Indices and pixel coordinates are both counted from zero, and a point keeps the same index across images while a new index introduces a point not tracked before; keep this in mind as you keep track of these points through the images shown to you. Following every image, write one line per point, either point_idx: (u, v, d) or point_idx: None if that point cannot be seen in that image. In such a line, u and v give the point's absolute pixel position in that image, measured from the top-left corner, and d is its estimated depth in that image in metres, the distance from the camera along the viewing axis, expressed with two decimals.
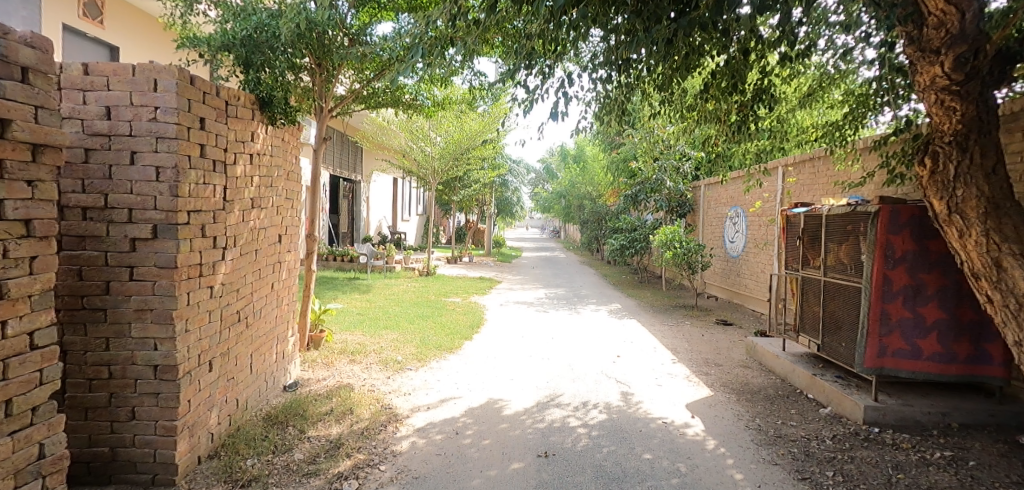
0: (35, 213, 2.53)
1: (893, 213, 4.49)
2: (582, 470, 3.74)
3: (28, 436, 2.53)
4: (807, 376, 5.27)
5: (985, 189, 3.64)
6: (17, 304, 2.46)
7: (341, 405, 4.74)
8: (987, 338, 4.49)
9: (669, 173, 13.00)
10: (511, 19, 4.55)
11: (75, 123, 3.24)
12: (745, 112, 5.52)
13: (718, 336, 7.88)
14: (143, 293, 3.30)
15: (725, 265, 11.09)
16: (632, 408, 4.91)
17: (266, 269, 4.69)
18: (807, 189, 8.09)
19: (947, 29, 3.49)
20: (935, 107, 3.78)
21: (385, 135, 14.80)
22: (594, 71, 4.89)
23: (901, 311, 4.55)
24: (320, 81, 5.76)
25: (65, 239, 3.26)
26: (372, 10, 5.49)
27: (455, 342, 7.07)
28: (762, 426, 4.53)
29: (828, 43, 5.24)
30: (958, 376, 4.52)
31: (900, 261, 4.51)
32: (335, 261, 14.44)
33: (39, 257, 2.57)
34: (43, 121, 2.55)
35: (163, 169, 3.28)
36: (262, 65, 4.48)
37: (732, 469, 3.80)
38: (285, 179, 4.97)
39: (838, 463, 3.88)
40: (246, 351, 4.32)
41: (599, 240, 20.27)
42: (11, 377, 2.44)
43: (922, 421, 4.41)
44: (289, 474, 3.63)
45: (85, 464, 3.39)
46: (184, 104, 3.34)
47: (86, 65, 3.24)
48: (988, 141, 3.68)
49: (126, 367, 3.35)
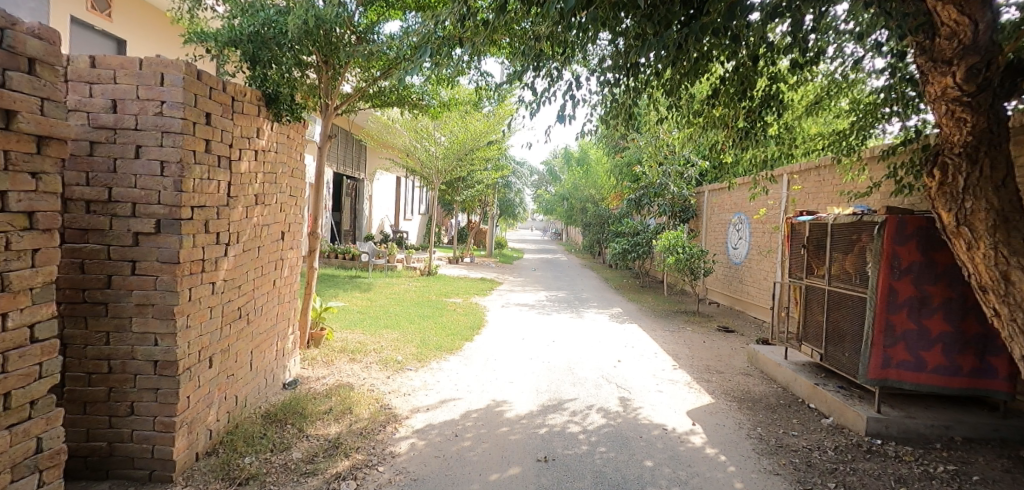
0: (39, 205, 2.52)
1: (900, 224, 4.45)
2: (581, 476, 3.72)
3: (26, 430, 2.51)
4: (808, 386, 5.25)
5: (995, 202, 3.61)
6: (18, 296, 2.45)
7: (339, 404, 4.72)
8: (992, 352, 4.45)
9: (673, 179, 12.98)
10: (520, 19, 4.53)
11: (81, 116, 3.23)
12: (753, 118, 5.48)
13: (719, 343, 7.85)
14: (145, 288, 3.29)
15: (728, 272, 11.08)
16: (632, 414, 4.88)
17: (268, 266, 4.67)
18: (812, 198, 8.07)
19: (959, 40, 3.46)
20: (946, 117, 3.76)
21: (390, 134, 14.84)
22: (601, 75, 4.87)
23: (906, 323, 4.51)
24: (327, 79, 5.74)
25: (68, 232, 3.26)
26: (379, 9, 5.49)
27: (456, 343, 7.06)
28: (763, 435, 4.51)
29: (836, 52, 5.22)
30: (962, 390, 4.49)
31: (906, 272, 4.48)
32: (336, 259, 14.46)
33: (41, 249, 2.55)
34: (48, 113, 2.53)
35: (169, 164, 3.27)
36: (269, 62, 4.44)
37: (732, 478, 3.78)
38: (289, 176, 4.96)
39: (839, 475, 3.85)
40: (247, 348, 4.31)
41: (601, 243, 20.24)
42: (10, 371, 2.42)
43: (926, 433, 4.38)
44: (287, 474, 3.60)
45: (82, 459, 3.38)
46: (191, 99, 3.32)
47: (94, 58, 3.24)
48: (999, 153, 3.66)
49: (126, 362, 3.33)
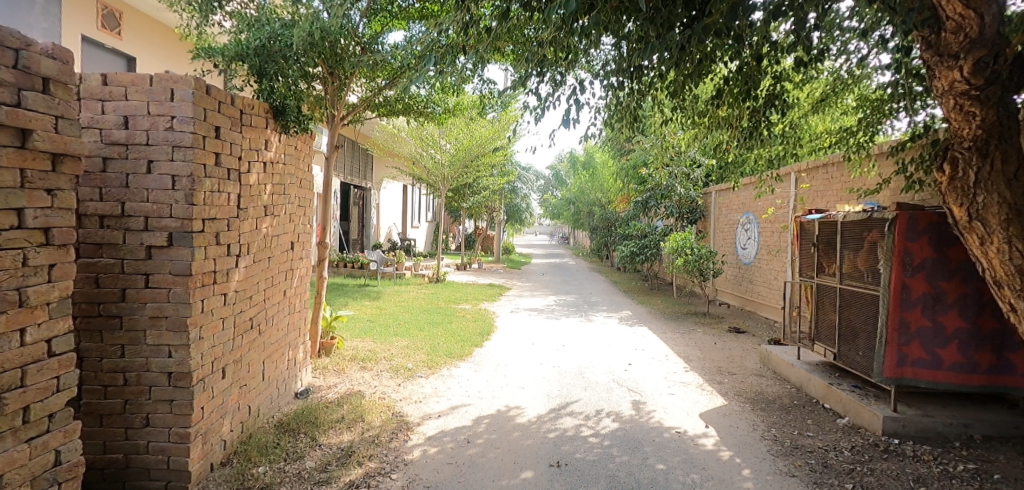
0: (54, 221, 2.55)
1: (911, 220, 4.42)
2: (595, 480, 3.70)
3: (45, 443, 2.53)
4: (823, 386, 5.21)
5: (1007, 195, 3.58)
6: (35, 311, 2.48)
7: (351, 413, 4.73)
8: (1009, 348, 4.41)
9: (680, 180, 12.92)
10: (524, 25, 4.58)
11: (94, 133, 3.28)
12: (758, 117, 5.47)
13: (730, 344, 7.79)
14: (159, 300, 3.32)
15: (738, 272, 11.02)
16: (645, 417, 4.86)
17: (279, 276, 4.71)
18: (821, 196, 8.02)
19: (966, 33, 3.44)
20: (954, 112, 3.74)
21: (396, 142, 14.94)
22: (605, 79, 4.88)
23: (920, 320, 4.47)
24: (333, 90, 5.77)
25: (83, 247, 3.30)
26: (383, 19, 5.61)
27: (466, 350, 7.06)
28: (777, 437, 4.47)
29: (841, 49, 5.20)
30: (980, 387, 4.45)
31: (919, 269, 4.44)
32: (346, 268, 14.49)
33: (57, 265, 2.58)
34: (63, 131, 2.57)
35: (180, 178, 3.31)
36: (276, 75, 4.48)
37: (747, 481, 3.74)
38: (297, 187, 5.00)
39: (857, 475, 3.81)
40: (259, 358, 4.35)
41: (609, 246, 20.16)
42: (29, 385, 2.45)
43: (943, 432, 4.33)
44: (301, 483, 3.61)
45: (99, 471, 3.40)
46: (201, 113, 3.36)
47: (105, 75, 3.29)
48: (1010, 146, 3.63)
49: (141, 374, 3.36)
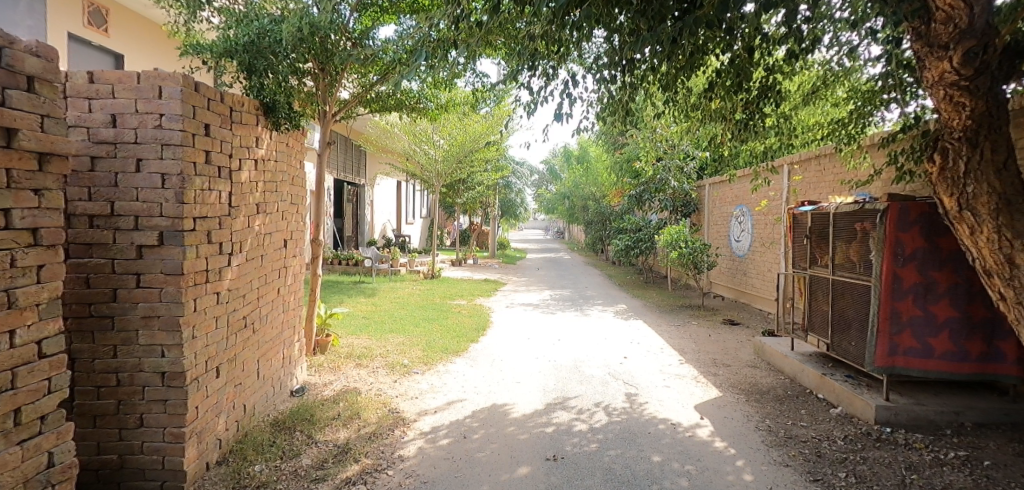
0: (42, 221, 2.53)
1: (903, 210, 4.44)
2: (591, 473, 3.72)
3: (37, 445, 2.52)
4: (816, 376, 5.24)
5: (996, 185, 3.60)
6: (25, 312, 2.46)
7: (347, 410, 4.73)
8: (1000, 336, 4.43)
9: (674, 173, 12.86)
10: (515, 19, 4.56)
11: (81, 132, 3.24)
12: (752, 109, 5.46)
13: (725, 336, 7.82)
14: (150, 300, 3.30)
15: (732, 264, 11.05)
16: (640, 410, 4.88)
17: (272, 273, 4.70)
18: (814, 187, 8.05)
19: (955, 24, 3.43)
20: (945, 102, 3.75)
21: (390, 138, 14.90)
22: (597, 72, 4.85)
23: (911, 310, 4.50)
24: (324, 86, 5.74)
25: (74, 247, 3.27)
26: (373, 14, 5.55)
27: (461, 345, 7.06)
28: (772, 427, 4.50)
29: (832, 40, 5.20)
30: (970, 375, 4.48)
31: (910, 259, 4.47)
32: (340, 265, 14.45)
33: (46, 265, 2.56)
34: (49, 129, 2.55)
35: (169, 176, 3.28)
36: (266, 71, 4.43)
37: (742, 471, 3.76)
38: (290, 185, 4.97)
39: (850, 464, 3.84)
40: (254, 356, 4.34)
41: (604, 241, 20.18)
42: (20, 387, 2.44)
43: (935, 420, 4.38)
44: (298, 480, 3.61)
45: (93, 472, 3.38)
46: (189, 111, 3.34)
47: (92, 73, 3.25)
48: (999, 136, 3.65)
49: (134, 374, 3.34)
